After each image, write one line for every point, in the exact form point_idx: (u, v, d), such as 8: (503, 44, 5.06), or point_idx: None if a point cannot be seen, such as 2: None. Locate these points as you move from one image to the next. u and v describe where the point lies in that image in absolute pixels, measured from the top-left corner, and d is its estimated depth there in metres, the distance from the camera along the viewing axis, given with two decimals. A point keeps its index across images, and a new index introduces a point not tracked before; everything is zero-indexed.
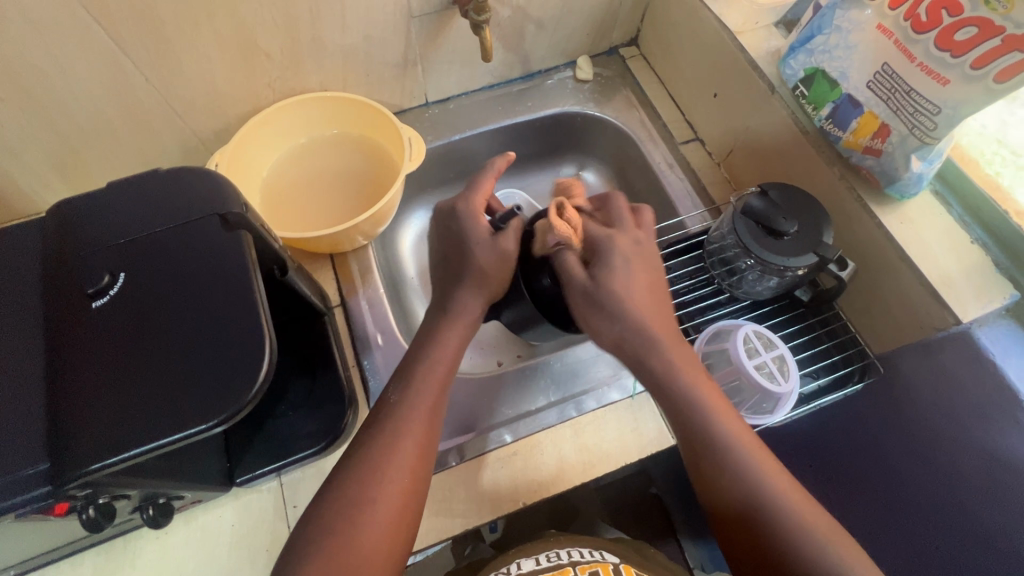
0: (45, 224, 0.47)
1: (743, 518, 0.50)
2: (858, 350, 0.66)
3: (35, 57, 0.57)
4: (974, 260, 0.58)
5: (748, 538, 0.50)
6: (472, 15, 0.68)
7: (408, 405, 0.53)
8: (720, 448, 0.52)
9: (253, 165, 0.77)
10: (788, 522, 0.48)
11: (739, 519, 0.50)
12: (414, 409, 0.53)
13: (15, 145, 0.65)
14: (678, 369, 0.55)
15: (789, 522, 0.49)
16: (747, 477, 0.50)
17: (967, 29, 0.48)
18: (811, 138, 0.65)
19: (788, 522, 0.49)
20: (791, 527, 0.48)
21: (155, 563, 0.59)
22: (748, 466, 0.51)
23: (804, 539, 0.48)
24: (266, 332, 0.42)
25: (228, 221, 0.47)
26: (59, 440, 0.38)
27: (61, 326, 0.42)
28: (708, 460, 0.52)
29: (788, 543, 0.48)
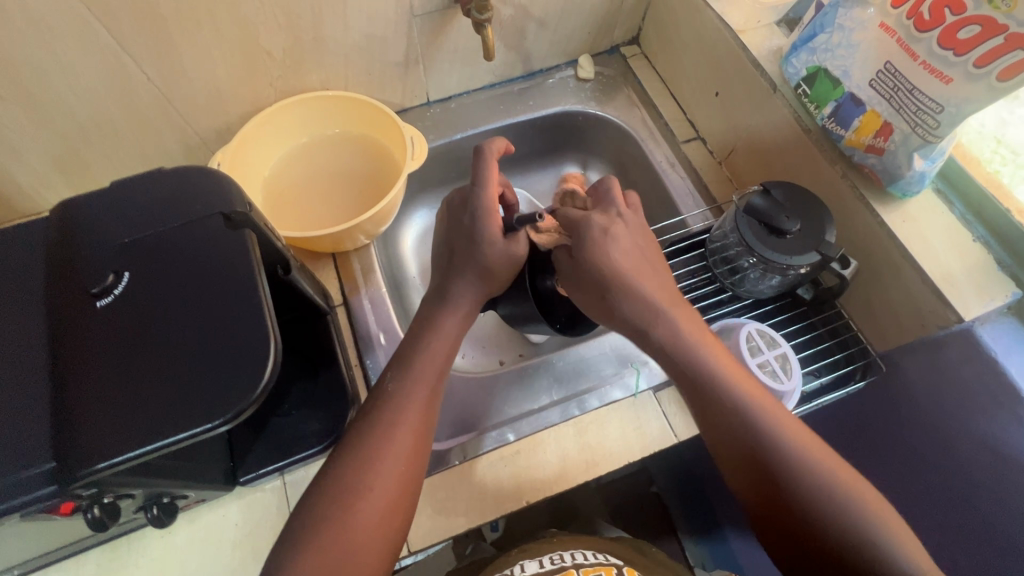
0: (48, 224, 0.47)
1: (751, 457, 0.50)
2: (859, 348, 0.67)
3: (36, 55, 0.57)
4: (975, 258, 0.58)
5: (758, 475, 0.50)
6: (474, 14, 0.68)
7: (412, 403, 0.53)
8: (722, 392, 0.52)
9: (255, 165, 0.77)
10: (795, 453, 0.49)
11: (746, 458, 0.50)
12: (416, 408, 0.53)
13: (17, 144, 0.65)
14: (678, 322, 0.55)
15: (797, 453, 0.49)
16: (751, 415, 0.51)
17: (970, 27, 0.48)
18: (813, 137, 0.65)
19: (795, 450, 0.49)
20: (799, 457, 0.49)
21: (158, 562, 0.59)
22: (748, 402, 0.51)
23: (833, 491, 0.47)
24: (271, 331, 0.42)
25: (231, 219, 0.46)
26: (64, 440, 0.38)
27: (65, 326, 0.42)
28: (714, 404, 0.52)
29: (802, 470, 0.48)
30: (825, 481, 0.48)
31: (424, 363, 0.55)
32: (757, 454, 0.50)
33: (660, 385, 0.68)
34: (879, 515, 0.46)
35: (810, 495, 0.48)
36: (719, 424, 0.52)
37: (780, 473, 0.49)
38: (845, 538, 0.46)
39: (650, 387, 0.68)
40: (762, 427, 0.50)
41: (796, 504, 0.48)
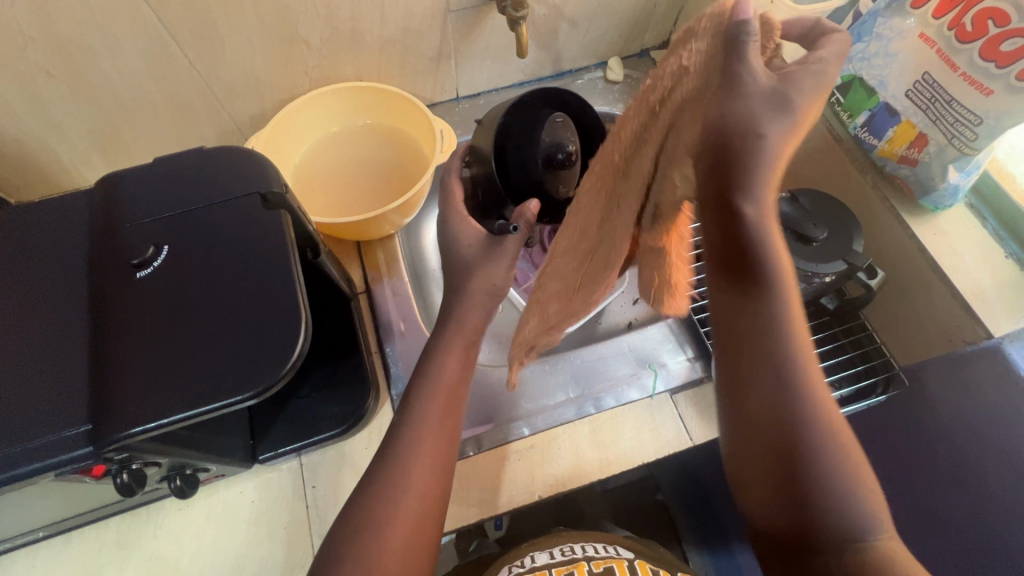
0: (93, 197, 0.48)
1: (772, 435, 0.41)
2: (881, 360, 0.64)
3: (85, 35, 0.59)
4: (1007, 275, 0.57)
5: (768, 458, 0.41)
6: (510, 11, 0.69)
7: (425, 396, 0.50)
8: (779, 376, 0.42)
9: (288, 152, 0.78)
10: (822, 452, 0.40)
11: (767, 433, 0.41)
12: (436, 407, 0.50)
13: (62, 122, 0.67)
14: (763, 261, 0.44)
15: (817, 446, 0.41)
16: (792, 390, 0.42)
17: (1013, 40, 0.47)
18: (846, 147, 0.66)
19: (819, 438, 0.41)
20: (819, 447, 0.41)
21: (176, 535, 0.60)
22: (800, 375, 0.42)
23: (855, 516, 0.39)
24: (303, 310, 0.43)
25: (268, 199, 0.48)
26: (102, 404, 0.40)
27: (107, 294, 0.43)
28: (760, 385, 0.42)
29: (815, 462, 0.40)
30: (834, 477, 0.40)
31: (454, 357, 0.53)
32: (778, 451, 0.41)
33: (677, 388, 0.68)
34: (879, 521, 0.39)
35: (810, 494, 0.40)
36: (756, 390, 0.42)
37: (791, 460, 0.40)
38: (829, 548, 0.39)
39: (668, 389, 0.68)
40: (800, 408, 0.41)
41: (801, 502, 0.40)
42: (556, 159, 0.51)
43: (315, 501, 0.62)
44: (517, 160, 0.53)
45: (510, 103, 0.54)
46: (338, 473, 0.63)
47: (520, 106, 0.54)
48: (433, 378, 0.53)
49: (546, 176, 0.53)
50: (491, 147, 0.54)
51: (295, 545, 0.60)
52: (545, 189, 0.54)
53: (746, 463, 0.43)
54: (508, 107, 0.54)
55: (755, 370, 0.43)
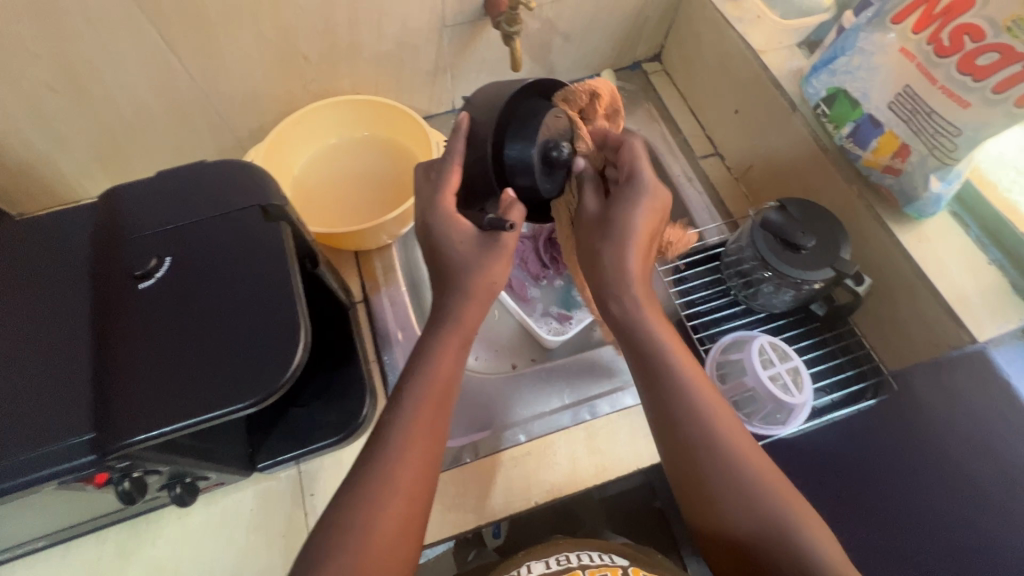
0: (96, 210, 0.50)
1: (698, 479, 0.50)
2: (873, 366, 0.67)
3: (89, 51, 0.61)
4: (989, 280, 0.59)
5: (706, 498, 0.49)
6: (504, 26, 0.71)
7: (418, 402, 0.50)
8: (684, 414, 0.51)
9: (286, 164, 0.80)
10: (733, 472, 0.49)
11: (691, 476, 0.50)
12: (432, 414, 0.50)
13: (65, 137, 0.68)
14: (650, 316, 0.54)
15: (739, 475, 0.48)
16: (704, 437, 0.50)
17: (988, 55, 0.49)
18: (831, 157, 0.67)
19: (731, 459, 0.49)
20: (739, 475, 0.48)
21: (175, 544, 0.60)
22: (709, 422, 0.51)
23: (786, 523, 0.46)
24: (302, 319, 0.44)
25: (268, 211, 0.49)
26: (106, 413, 0.40)
27: (111, 305, 0.44)
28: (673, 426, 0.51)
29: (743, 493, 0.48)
30: (756, 495, 0.48)
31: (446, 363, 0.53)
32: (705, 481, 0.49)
33: None
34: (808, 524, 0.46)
35: (754, 518, 0.47)
36: (668, 427, 0.51)
37: (709, 484, 0.49)
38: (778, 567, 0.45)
39: None
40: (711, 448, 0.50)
41: (738, 514, 0.47)
42: (551, 157, 0.53)
43: (314, 508, 0.62)
44: (517, 146, 0.52)
45: (515, 92, 0.53)
46: (336, 481, 0.63)
47: (518, 96, 0.53)
48: None
49: (541, 172, 0.53)
50: (492, 133, 0.53)
51: (293, 552, 0.60)
52: (537, 185, 0.54)
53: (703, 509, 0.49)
54: (512, 95, 0.53)
55: (673, 423, 0.51)
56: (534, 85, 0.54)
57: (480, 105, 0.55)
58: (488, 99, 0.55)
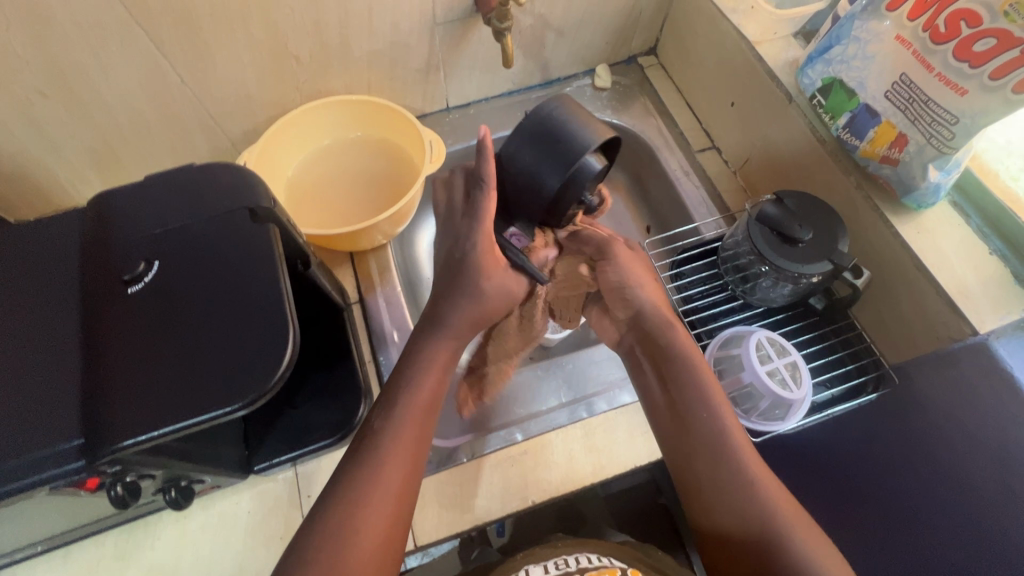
0: (85, 215, 0.49)
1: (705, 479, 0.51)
2: (872, 360, 0.67)
3: (78, 56, 0.60)
4: (990, 271, 0.58)
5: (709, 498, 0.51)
6: (495, 23, 0.70)
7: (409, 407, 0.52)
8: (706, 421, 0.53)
9: (280, 165, 0.80)
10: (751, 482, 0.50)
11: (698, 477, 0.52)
12: (420, 421, 0.52)
13: (58, 143, 0.68)
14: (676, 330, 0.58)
15: (748, 478, 0.50)
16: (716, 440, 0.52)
17: (985, 40, 0.48)
18: (828, 148, 0.66)
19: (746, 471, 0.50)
20: (750, 477, 0.50)
21: (173, 546, 0.60)
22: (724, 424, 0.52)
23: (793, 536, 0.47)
24: (291, 321, 0.44)
25: (257, 214, 0.49)
26: (95, 418, 0.40)
27: (100, 310, 0.44)
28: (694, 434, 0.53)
29: (748, 497, 0.49)
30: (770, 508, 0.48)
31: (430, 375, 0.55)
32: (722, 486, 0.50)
33: None
34: (807, 533, 0.47)
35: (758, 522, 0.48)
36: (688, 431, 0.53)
37: (725, 492, 0.50)
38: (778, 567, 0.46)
39: None
40: (720, 449, 0.51)
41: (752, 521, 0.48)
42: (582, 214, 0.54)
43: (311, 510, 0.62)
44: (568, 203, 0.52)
45: (593, 146, 0.50)
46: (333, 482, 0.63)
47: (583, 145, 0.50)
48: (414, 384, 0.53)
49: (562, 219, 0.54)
50: (554, 169, 0.50)
51: None
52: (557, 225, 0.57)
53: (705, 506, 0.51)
54: (588, 147, 0.50)
55: (688, 425, 0.53)
56: (609, 140, 0.52)
57: (548, 122, 0.52)
58: (565, 137, 0.51)
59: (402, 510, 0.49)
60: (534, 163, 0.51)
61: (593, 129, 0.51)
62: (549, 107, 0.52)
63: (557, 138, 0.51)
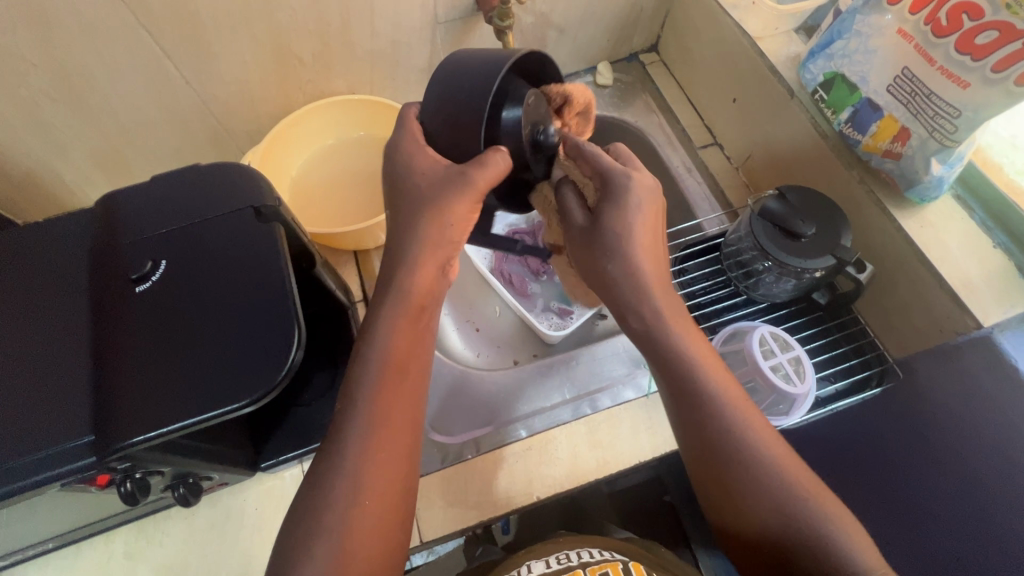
0: (93, 215, 0.50)
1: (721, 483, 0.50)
2: (876, 354, 0.67)
3: (83, 58, 0.61)
4: (994, 265, 0.58)
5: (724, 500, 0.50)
6: (496, 21, 0.70)
7: (382, 374, 0.47)
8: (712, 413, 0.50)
9: (284, 166, 0.80)
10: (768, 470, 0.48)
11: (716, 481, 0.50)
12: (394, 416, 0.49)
13: (65, 145, 0.69)
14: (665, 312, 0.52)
15: (764, 467, 0.48)
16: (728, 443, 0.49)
17: (988, 33, 0.48)
18: (830, 143, 0.66)
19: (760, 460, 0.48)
20: (769, 471, 0.48)
21: (182, 543, 0.61)
22: (737, 423, 0.49)
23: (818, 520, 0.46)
24: (297, 319, 0.44)
25: (262, 213, 0.49)
26: (105, 416, 0.41)
27: (109, 309, 0.45)
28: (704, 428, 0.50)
29: (764, 497, 0.48)
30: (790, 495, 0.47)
31: (402, 337, 0.48)
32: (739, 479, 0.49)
33: None
34: (831, 515, 0.46)
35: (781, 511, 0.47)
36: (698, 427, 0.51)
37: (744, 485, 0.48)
38: (804, 557, 0.46)
39: None
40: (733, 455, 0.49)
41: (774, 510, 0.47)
42: (538, 141, 0.50)
43: None
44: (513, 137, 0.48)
45: (512, 57, 0.47)
46: None
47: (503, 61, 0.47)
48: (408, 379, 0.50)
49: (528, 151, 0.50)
50: (481, 93, 0.46)
51: None
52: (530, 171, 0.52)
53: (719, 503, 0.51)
54: (507, 58, 0.47)
55: (699, 423, 0.51)
56: (528, 52, 0.49)
57: (457, 62, 0.48)
58: (473, 68, 0.48)
59: (401, 498, 0.47)
60: (461, 99, 0.47)
61: (504, 48, 0.49)
62: (459, 53, 0.50)
63: (473, 72, 0.47)
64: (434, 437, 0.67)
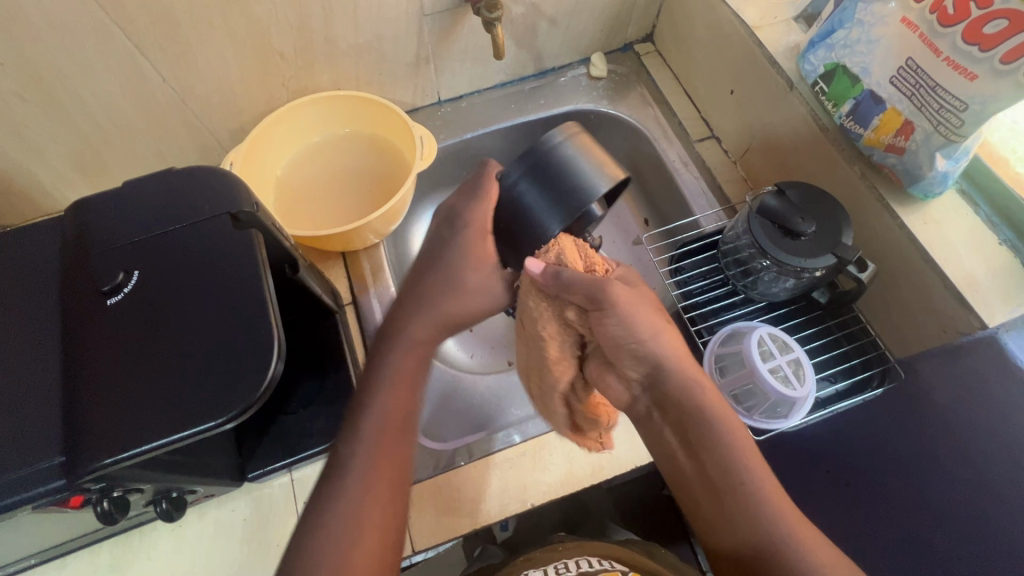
0: (63, 223, 0.48)
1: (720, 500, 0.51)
2: (877, 354, 0.64)
3: (54, 57, 0.59)
4: (1000, 262, 0.56)
5: (724, 528, 0.50)
6: (484, 13, 0.68)
7: (389, 401, 0.54)
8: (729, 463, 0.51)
9: (268, 165, 0.78)
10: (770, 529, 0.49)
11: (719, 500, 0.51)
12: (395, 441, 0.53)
13: (40, 147, 0.67)
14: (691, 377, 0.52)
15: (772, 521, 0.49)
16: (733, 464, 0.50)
17: (996, 22, 0.46)
18: (830, 136, 0.64)
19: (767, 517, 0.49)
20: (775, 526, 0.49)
21: (169, 555, 0.60)
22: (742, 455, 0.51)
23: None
24: (275, 332, 0.42)
25: (239, 219, 0.47)
26: (74, 436, 0.39)
27: (80, 323, 0.43)
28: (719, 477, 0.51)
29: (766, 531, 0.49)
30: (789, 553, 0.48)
31: (397, 401, 0.54)
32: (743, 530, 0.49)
33: None
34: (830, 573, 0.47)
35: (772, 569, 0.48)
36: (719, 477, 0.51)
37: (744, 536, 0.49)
38: None
39: None
40: (732, 472, 0.51)
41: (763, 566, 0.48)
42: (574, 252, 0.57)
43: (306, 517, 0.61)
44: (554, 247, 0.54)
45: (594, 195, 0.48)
46: None
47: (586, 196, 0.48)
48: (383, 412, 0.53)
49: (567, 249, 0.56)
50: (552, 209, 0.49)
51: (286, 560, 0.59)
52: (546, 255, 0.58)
53: (712, 523, 0.51)
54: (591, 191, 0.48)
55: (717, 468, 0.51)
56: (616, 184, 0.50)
57: (555, 162, 0.49)
58: (565, 181, 0.49)
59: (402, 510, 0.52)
60: (533, 203, 0.50)
61: (597, 175, 0.49)
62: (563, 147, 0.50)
63: (561, 176, 0.49)
64: (425, 442, 0.65)
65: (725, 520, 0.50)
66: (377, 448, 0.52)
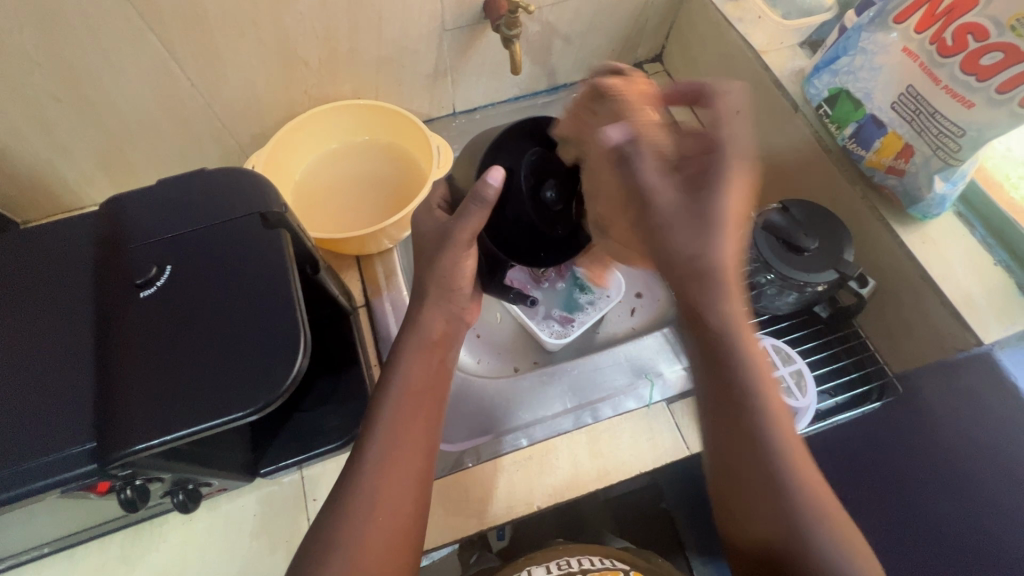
0: (97, 219, 0.50)
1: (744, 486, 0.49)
2: (876, 368, 0.66)
3: (89, 59, 0.61)
4: (996, 282, 0.58)
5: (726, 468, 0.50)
6: (504, 30, 0.71)
7: (408, 381, 0.55)
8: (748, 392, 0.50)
9: (287, 169, 0.80)
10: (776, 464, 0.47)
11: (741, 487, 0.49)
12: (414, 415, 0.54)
13: (68, 145, 0.69)
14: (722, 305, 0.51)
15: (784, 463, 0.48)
16: (758, 443, 0.48)
17: (993, 55, 0.49)
18: (833, 157, 0.66)
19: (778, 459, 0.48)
20: (784, 467, 0.47)
21: (178, 548, 0.61)
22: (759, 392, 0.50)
23: (817, 527, 0.45)
24: (302, 329, 0.44)
25: (268, 219, 0.49)
26: (106, 422, 0.41)
27: (113, 315, 0.44)
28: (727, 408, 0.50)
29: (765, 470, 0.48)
30: (796, 499, 0.46)
31: (420, 373, 0.56)
32: (745, 480, 0.49)
33: (674, 398, 0.68)
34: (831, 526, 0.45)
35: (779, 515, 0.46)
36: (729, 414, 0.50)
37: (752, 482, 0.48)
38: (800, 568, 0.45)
39: (665, 399, 0.68)
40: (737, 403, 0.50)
41: (770, 513, 0.47)
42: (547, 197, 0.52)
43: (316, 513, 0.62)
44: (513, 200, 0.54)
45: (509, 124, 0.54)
46: None
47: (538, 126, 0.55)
48: (408, 388, 0.55)
49: (530, 210, 0.53)
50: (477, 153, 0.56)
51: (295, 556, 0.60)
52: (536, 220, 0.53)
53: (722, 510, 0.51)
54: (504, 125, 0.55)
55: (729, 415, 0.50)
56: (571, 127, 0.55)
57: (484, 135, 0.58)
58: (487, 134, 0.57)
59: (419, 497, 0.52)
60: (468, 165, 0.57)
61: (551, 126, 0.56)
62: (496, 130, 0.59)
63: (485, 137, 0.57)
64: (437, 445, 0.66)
65: (736, 507, 0.49)
66: (399, 414, 0.53)
